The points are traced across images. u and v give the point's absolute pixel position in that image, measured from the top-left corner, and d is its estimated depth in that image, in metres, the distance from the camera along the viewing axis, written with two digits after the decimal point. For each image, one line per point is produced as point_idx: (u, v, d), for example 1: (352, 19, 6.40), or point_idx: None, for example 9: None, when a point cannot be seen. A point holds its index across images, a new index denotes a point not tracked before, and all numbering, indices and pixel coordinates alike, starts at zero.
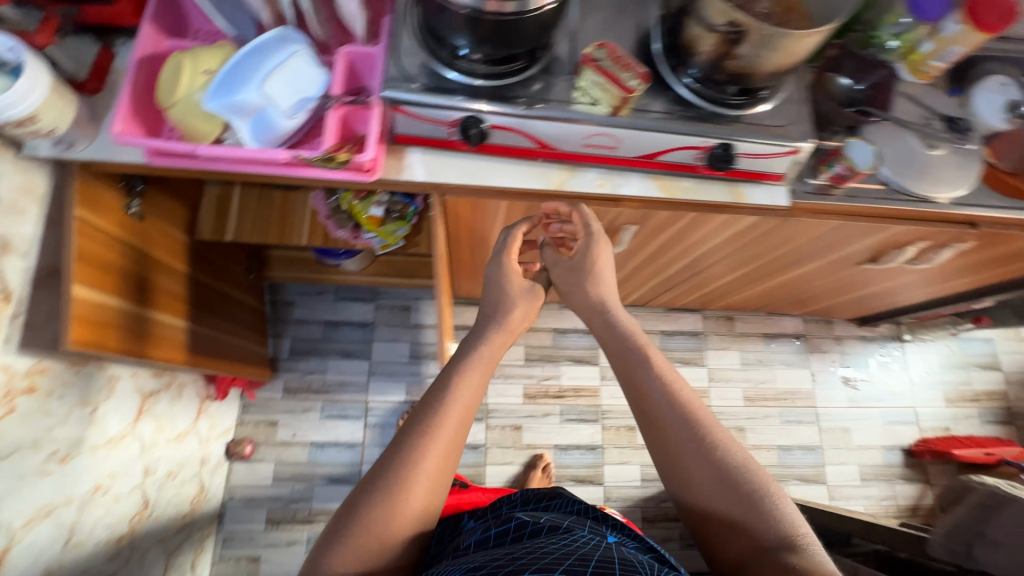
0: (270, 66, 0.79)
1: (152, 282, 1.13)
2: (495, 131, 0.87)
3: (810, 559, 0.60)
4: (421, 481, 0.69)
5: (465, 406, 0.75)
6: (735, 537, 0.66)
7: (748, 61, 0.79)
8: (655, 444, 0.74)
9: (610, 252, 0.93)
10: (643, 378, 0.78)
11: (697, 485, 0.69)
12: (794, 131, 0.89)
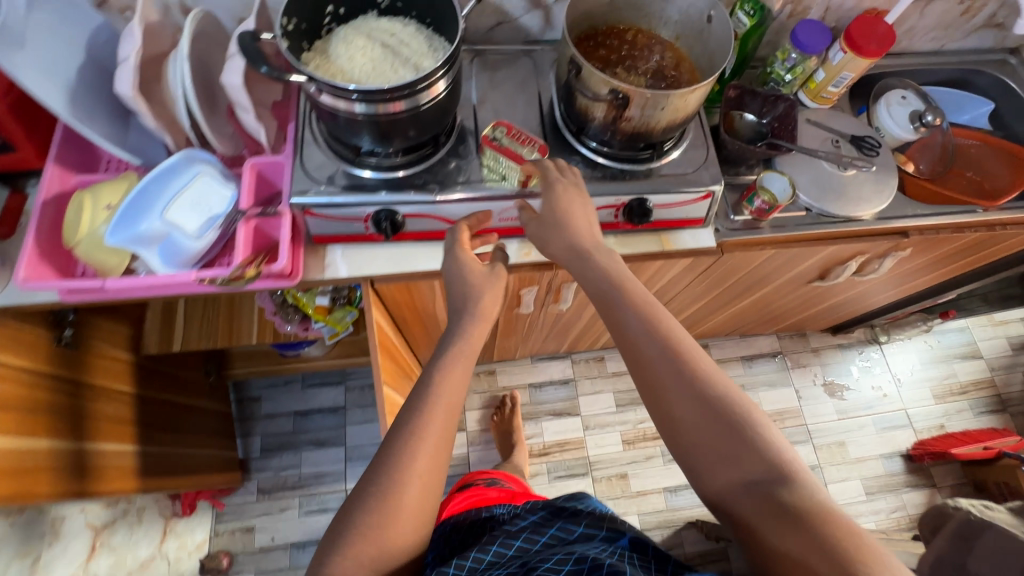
0: (171, 190, 0.79)
1: (96, 412, 1.10)
2: (409, 219, 0.88)
3: (802, 492, 0.56)
4: (414, 482, 0.63)
5: (450, 403, 0.68)
6: (720, 469, 0.61)
7: (640, 121, 0.81)
8: (641, 380, 0.67)
9: (582, 199, 0.80)
10: (620, 313, 0.70)
11: (684, 421, 0.63)
12: (702, 176, 0.90)
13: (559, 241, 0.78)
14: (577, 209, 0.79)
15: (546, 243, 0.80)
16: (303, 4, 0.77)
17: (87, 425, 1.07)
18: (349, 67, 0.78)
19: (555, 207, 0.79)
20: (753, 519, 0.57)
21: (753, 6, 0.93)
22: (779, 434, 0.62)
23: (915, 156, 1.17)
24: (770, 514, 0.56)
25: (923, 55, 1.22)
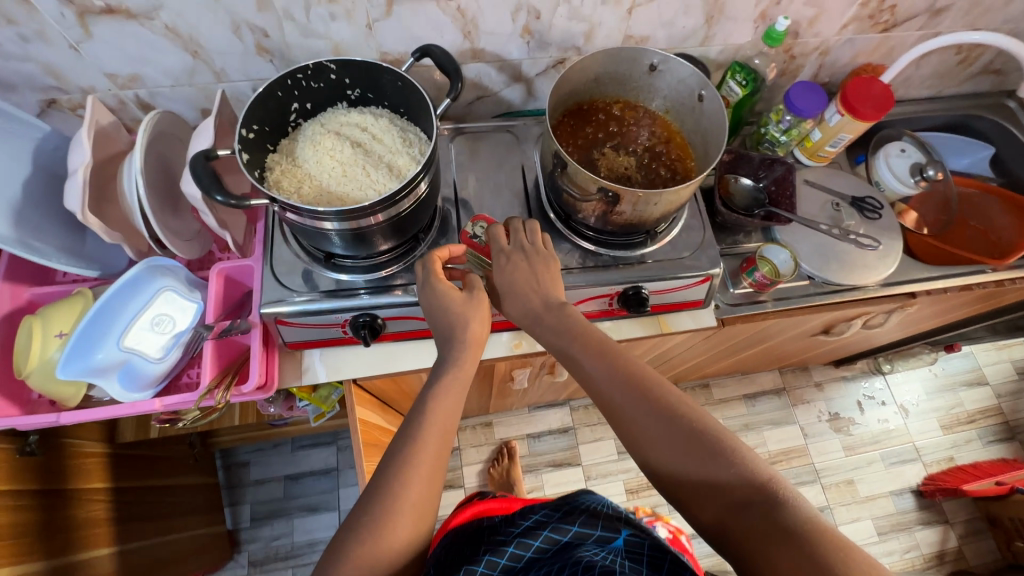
0: (130, 310, 0.74)
1: (67, 521, 1.04)
2: (390, 321, 0.82)
3: (792, 507, 0.49)
4: (407, 513, 0.57)
5: (442, 430, 0.62)
6: (705, 503, 0.54)
7: (632, 215, 0.77)
8: (618, 430, 0.62)
9: (544, 265, 0.73)
10: (579, 364, 0.65)
11: (659, 461, 0.57)
12: (698, 261, 0.85)
13: (515, 303, 0.71)
14: (545, 273, 0.72)
15: (510, 299, 0.72)
16: (264, 108, 0.71)
17: (55, 538, 1.00)
18: (318, 172, 0.73)
19: (513, 270, 0.72)
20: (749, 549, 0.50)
21: (745, 76, 0.89)
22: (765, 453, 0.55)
23: (918, 208, 1.12)
24: (765, 539, 0.49)
25: (919, 102, 1.18)
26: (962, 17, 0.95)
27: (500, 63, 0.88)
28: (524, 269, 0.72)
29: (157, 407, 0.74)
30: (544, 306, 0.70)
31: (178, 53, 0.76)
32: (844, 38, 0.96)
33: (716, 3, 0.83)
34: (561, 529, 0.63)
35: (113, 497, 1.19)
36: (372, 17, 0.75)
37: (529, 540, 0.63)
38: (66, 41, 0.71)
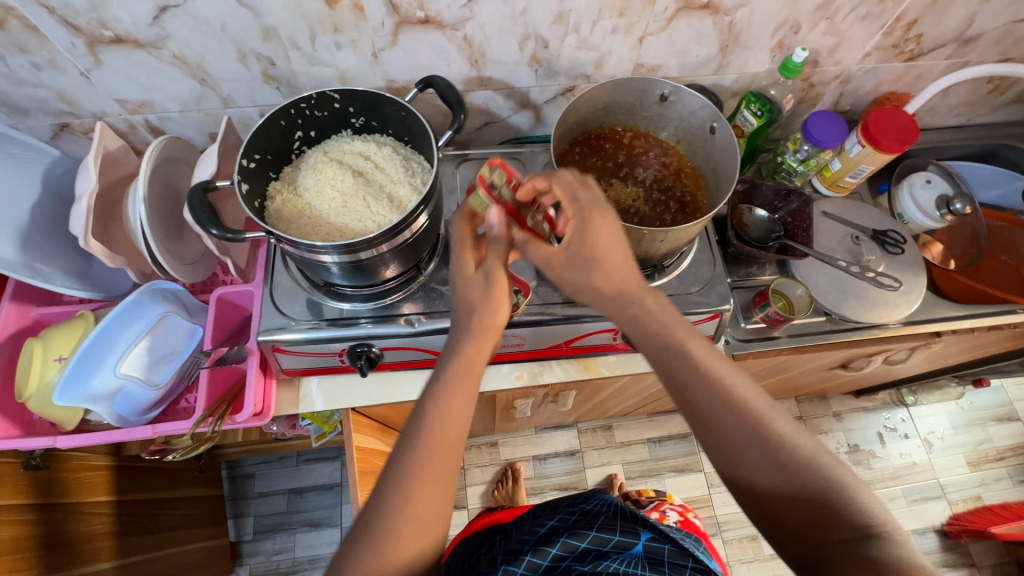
0: (128, 335, 0.74)
1: (71, 535, 1.06)
2: (388, 351, 0.81)
3: (902, 554, 0.44)
4: (408, 544, 0.51)
5: (449, 434, 0.56)
6: (795, 532, 0.50)
7: (637, 250, 0.75)
8: (704, 438, 0.55)
9: (614, 226, 0.60)
10: (675, 360, 0.57)
11: (754, 479, 0.52)
12: (707, 297, 0.82)
13: (609, 279, 0.60)
14: (615, 241, 0.59)
15: (586, 275, 0.60)
16: (267, 137, 0.71)
17: (55, 552, 1.01)
18: (318, 202, 0.72)
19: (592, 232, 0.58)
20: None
21: (761, 106, 0.86)
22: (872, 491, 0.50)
23: (944, 241, 1.06)
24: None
25: (947, 130, 1.14)
26: (993, 46, 0.91)
27: (507, 90, 0.86)
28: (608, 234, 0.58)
29: (151, 434, 0.72)
30: (618, 294, 0.60)
31: (186, 80, 0.76)
32: (866, 67, 0.92)
33: (731, 32, 0.81)
34: (579, 535, 0.70)
35: (117, 512, 1.20)
36: (378, 46, 0.75)
37: (546, 550, 0.68)
38: (76, 69, 0.72)
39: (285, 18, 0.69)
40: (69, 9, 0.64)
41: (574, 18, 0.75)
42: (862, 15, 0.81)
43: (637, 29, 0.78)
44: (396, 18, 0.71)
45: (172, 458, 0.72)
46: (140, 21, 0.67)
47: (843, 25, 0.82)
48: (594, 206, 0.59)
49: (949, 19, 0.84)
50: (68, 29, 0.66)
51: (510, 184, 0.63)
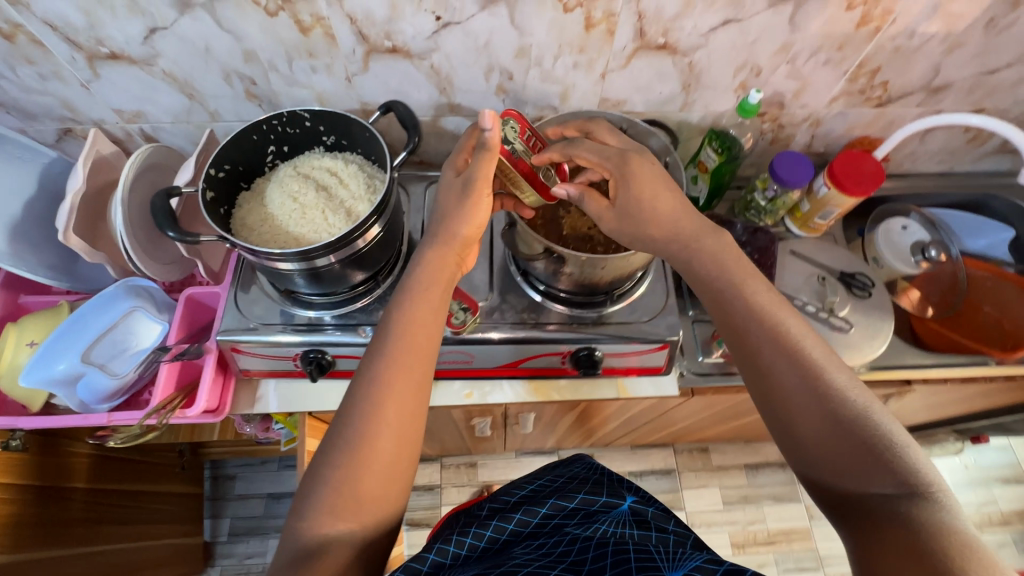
0: (98, 326, 0.80)
1: (35, 518, 1.08)
2: (341, 359, 0.84)
3: (941, 514, 0.48)
4: (388, 433, 0.60)
5: (417, 345, 0.65)
6: (836, 478, 0.55)
7: (580, 275, 0.78)
8: (758, 388, 0.62)
9: (658, 179, 0.69)
10: (741, 319, 0.64)
11: (798, 418, 0.58)
12: (655, 327, 0.83)
13: (657, 228, 0.68)
14: (667, 194, 0.68)
15: (639, 223, 0.69)
16: (238, 149, 0.76)
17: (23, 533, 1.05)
18: (279, 212, 0.77)
19: (637, 183, 0.68)
20: (865, 525, 0.51)
21: (721, 144, 0.88)
22: (921, 451, 0.54)
23: (923, 287, 1.05)
24: (886, 523, 0.50)
25: (931, 177, 1.12)
26: (965, 96, 0.91)
27: (477, 117, 0.90)
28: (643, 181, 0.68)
29: (106, 421, 0.76)
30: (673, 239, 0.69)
31: (176, 95, 0.83)
32: (835, 111, 0.93)
33: (692, 72, 0.83)
34: (567, 497, 0.77)
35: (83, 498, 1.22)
36: (351, 71, 0.80)
37: (536, 509, 0.75)
38: (77, 80, 0.79)
39: (262, 42, 0.75)
40: (70, 27, 0.71)
41: (536, 52, 0.79)
42: (823, 61, 0.83)
43: (599, 65, 0.81)
44: (365, 46, 0.76)
45: (113, 444, 0.73)
46: (132, 40, 0.73)
47: (805, 70, 0.84)
48: (633, 157, 0.69)
49: (914, 68, 0.85)
50: (69, 45, 0.74)
51: (523, 139, 0.72)
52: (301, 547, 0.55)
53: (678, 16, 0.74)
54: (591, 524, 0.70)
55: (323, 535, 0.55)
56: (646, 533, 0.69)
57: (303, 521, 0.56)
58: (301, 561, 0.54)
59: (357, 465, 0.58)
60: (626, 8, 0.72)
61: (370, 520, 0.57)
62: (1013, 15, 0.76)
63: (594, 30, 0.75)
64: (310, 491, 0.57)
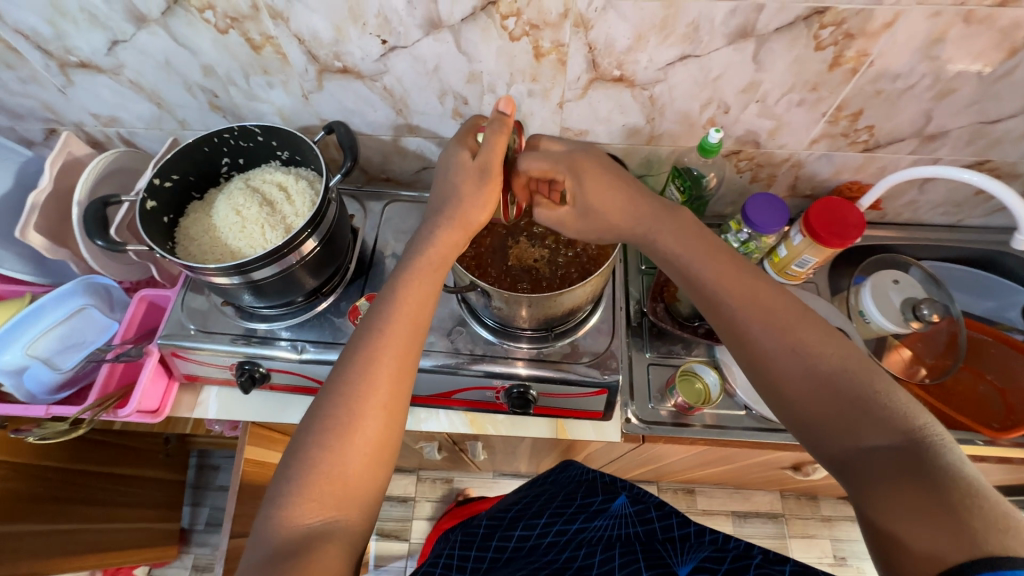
0: (46, 320, 0.83)
1: (6, 495, 1.09)
2: (276, 372, 0.84)
3: (947, 456, 0.45)
4: (374, 414, 0.56)
5: (415, 299, 0.62)
6: (836, 442, 0.51)
7: (511, 311, 0.75)
8: (744, 361, 0.59)
9: (607, 181, 0.66)
10: (710, 289, 0.62)
11: (791, 386, 0.54)
12: (593, 369, 0.80)
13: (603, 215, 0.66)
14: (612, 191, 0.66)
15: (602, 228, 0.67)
16: (188, 160, 0.79)
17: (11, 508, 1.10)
18: (221, 223, 0.78)
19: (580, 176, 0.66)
20: (870, 488, 0.47)
21: (684, 183, 0.84)
22: (910, 397, 0.51)
23: (916, 347, 0.96)
24: (893, 480, 0.46)
25: (936, 228, 1.02)
26: (964, 146, 0.82)
27: (437, 139, 0.89)
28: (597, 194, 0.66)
29: (43, 414, 0.78)
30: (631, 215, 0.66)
31: (146, 103, 0.86)
32: (817, 153, 0.87)
33: (654, 106, 0.79)
34: (565, 507, 0.74)
35: (59, 478, 1.24)
36: (306, 89, 0.81)
37: (535, 523, 0.72)
38: (55, 86, 0.83)
39: (218, 57, 0.76)
40: (39, 37, 0.74)
41: (487, 78, 0.77)
42: (797, 102, 0.77)
43: (554, 94, 0.78)
44: (317, 65, 0.76)
45: (31, 439, 0.75)
46: (98, 51, 0.76)
47: (778, 109, 0.79)
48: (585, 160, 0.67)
49: (900, 114, 0.78)
50: (42, 53, 0.77)
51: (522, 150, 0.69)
52: (281, 538, 0.50)
53: (631, 49, 0.70)
54: (585, 531, 0.66)
55: (303, 526, 0.50)
56: (649, 527, 0.65)
57: (280, 510, 0.51)
58: (281, 554, 0.49)
59: (341, 449, 0.54)
60: (575, 39, 0.70)
61: (354, 510, 0.53)
62: (1010, 62, 0.69)
63: (544, 59, 0.73)
64: (288, 475, 0.53)
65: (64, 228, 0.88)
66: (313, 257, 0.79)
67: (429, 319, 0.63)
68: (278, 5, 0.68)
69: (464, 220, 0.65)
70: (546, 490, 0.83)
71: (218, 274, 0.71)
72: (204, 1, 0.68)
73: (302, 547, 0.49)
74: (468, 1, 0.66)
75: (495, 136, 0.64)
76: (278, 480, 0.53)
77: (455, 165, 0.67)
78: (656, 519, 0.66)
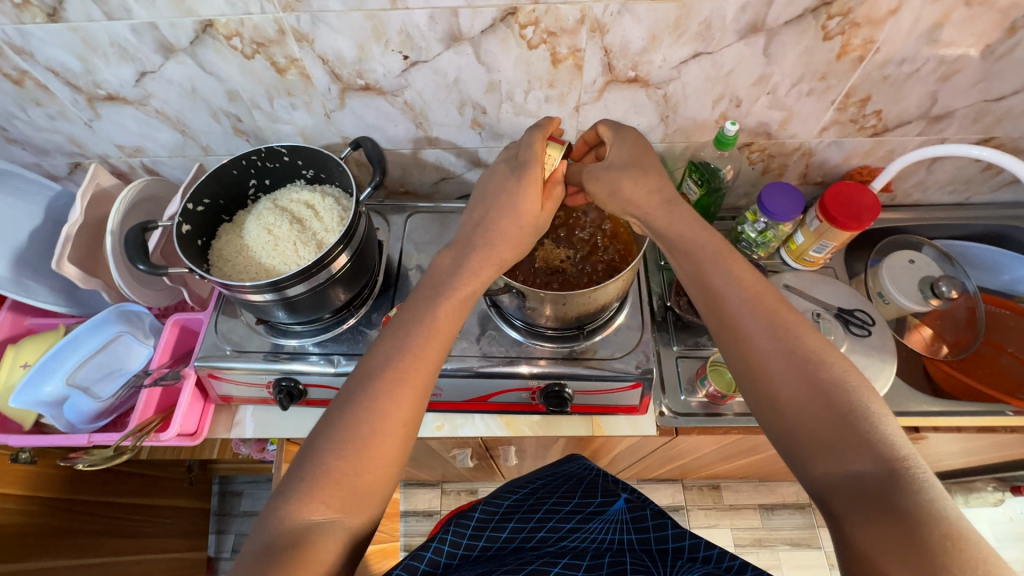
0: (82, 350, 0.85)
1: (40, 530, 1.07)
2: (312, 387, 0.85)
3: (927, 496, 0.44)
4: (393, 432, 0.55)
5: (442, 321, 0.62)
6: (821, 460, 0.49)
7: (544, 311, 0.76)
8: (735, 360, 0.57)
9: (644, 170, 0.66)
10: (715, 288, 0.60)
11: (784, 396, 0.53)
12: (625, 363, 0.81)
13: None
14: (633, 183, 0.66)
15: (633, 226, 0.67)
16: (218, 183, 0.81)
17: (45, 543, 1.08)
18: (253, 243, 0.80)
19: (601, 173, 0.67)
20: (848, 511, 0.46)
21: (702, 176, 0.87)
22: (899, 426, 0.50)
23: (936, 325, 0.97)
24: (870, 509, 0.45)
25: (945, 207, 1.04)
26: (970, 124, 0.85)
27: (456, 149, 0.91)
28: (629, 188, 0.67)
29: (87, 442, 0.79)
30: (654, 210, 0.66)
31: (171, 132, 0.88)
32: (827, 141, 0.89)
33: (668, 103, 0.81)
34: (562, 504, 0.72)
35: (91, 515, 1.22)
36: (329, 108, 0.83)
37: (529, 517, 0.70)
38: (82, 120, 0.85)
39: (243, 83, 0.78)
40: (70, 73, 0.77)
41: (506, 87, 0.79)
42: (807, 91, 0.79)
43: (571, 99, 0.81)
44: (340, 84, 0.79)
45: (80, 467, 0.77)
46: (125, 83, 0.78)
47: (788, 100, 0.81)
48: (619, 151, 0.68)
49: (907, 97, 0.80)
50: (71, 88, 0.79)
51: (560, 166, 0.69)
52: (278, 535, 0.49)
53: (646, 50, 0.73)
54: (581, 531, 0.66)
55: (305, 521, 0.49)
56: (645, 538, 0.65)
57: (286, 504, 0.50)
58: (278, 549, 0.48)
59: (356, 458, 0.53)
60: (591, 43, 0.72)
61: (359, 516, 0.52)
62: (1011, 41, 0.72)
63: (561, 65, 0.75)
64: (301, 474, 0.52)
65: (95, 259, 0.89)
66: (345, 271, 0.80)
67: (456, 314, 0.64)
68: (303, 28, 0.70)
69: (515, 243, 0.68)
70: (546, 480, 0.82)
71: (253, 291, 0.72)
72: (232, 29, 0.70)
73: (302, 543, 0.48)
74: (488, 13, 0.68)
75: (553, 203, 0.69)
76: (292, 473, 0.53)
77: (518, 196, 0.67)
78: (652, 527, 0.67)
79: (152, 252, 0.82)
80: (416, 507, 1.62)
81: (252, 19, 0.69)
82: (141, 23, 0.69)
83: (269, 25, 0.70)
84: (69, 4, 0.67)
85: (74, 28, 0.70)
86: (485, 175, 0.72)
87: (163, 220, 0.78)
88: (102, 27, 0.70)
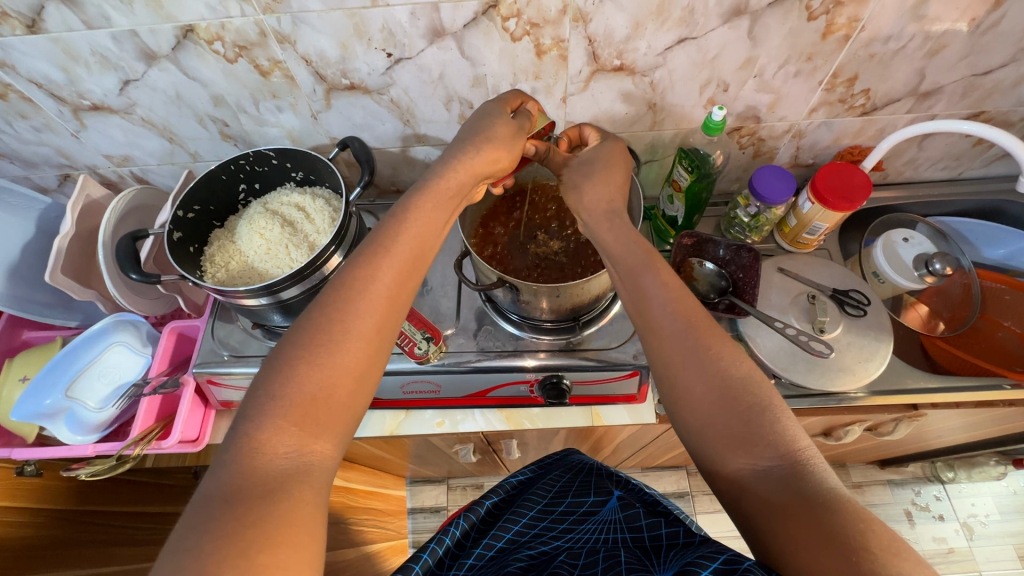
0: (80, 362, 0.86)
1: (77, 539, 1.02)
2: None
3: (827, 484, 0.45)
4: (359, 341, 0.52)
5: (428, 225, 0.60)
6: (731, 456, 0.49)
7: (541, 303, 0.75)
8: (656, 357, 0.56)
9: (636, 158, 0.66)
10: (641, 279, 0.59)
11: (692, 400, 0.52)
12: (622, 353, 0.81)
13: (596, 205, 0.67)
14: (620, 180, 0.68)
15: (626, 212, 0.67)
16: (208, 190, 0.81)
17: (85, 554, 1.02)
18: (249, 249, 0.80)
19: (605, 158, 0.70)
20: (767, 512, 0.45)
21: (691, 163, 0.85)
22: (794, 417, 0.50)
23: (931, 302, 0.98)
24: (787, 505, 0.44)
25: (936, 184, 1.04)
26: (959, 100, 0.85)
27: (445, 145, 0.90)
28: (619, 178, 0.69)
29: (89, 453, 0.80)
30: (610, 206, 0.67)
31: (158, 139, 0.88)
32: (817, 122, 0.89)
33: (656, 91, 0.81)
34: (557, 501, 0.72)
35: (143, 524, 1.15)
36: (315, 109, 0.83)
37: (517, 517, 0.70)
38: (68, 131, 0.85)
39: (227, 87, 0.78)
40: (53, 84, 0.76)
41: (491, 81, 0.79)
42: (794, 73, 0.79)
43: (557, 90, 0.81)
44: (325, 85, 0.78)
45: (82, 476, 0.76)
46: (109, 92, 0.78)
47: (775, 82, 0.81)
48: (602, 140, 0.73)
49: (894, 74, 0.80)
50: (55, 100, 0.79)
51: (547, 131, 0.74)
52: (246, 476, 0.44)
53: (630, 38, 0.72)
54: (573, 532, 0.67)
55: (266, 441, 0.46)
56: (638, 536, 0.64)
57: (257, 431, 0.46)
58: (241, 492, 0.43)
59: (328, 374, 0.49)
60: (574, 33, 0.72)
61: (328, 442, 0.49)
62: (997, 13, 0.71)
63: (545, 56, 0.75)
64: (272, 395, 0.48)
65: (89, 270, 0.90)
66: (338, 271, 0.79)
67: (430, 248, 0.61)
68: (285, 29, 0.69)
69: (507, 145, 0.66)
70: (537, 476, 0.82)
71: (247, 296, 0.72)
72: (213, 33, 0.69)
73: (280, 488, 0.44)
74: (469, 7, 0.68)
75: (497, 119, 0.68)
76: (254, 397, 0.48)
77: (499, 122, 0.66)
78: (646, 526, 0.65)
79: (144, 262, 0.82)
80: (423, 503, 1.62)
81: (232, 23, 0.68)
82: (121, 31, 0.69)
83: (250, 28, 0.69)
84: (47, 14, 0.66)
85: (54, 38, 0.69)
86: (482, 109, 0.69)
87: (154, 229, 0.79)
88: (82, 36, 0.69)
